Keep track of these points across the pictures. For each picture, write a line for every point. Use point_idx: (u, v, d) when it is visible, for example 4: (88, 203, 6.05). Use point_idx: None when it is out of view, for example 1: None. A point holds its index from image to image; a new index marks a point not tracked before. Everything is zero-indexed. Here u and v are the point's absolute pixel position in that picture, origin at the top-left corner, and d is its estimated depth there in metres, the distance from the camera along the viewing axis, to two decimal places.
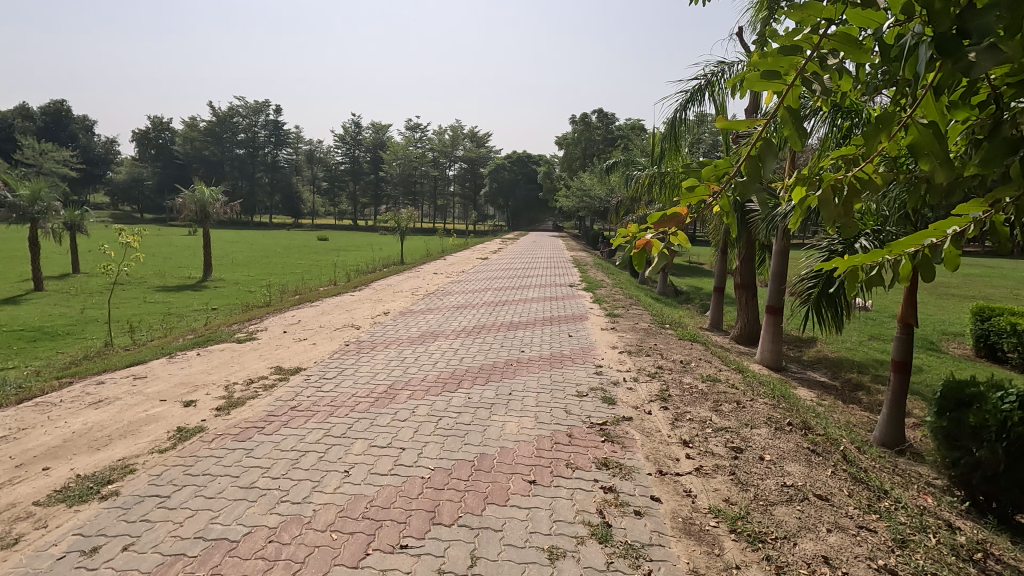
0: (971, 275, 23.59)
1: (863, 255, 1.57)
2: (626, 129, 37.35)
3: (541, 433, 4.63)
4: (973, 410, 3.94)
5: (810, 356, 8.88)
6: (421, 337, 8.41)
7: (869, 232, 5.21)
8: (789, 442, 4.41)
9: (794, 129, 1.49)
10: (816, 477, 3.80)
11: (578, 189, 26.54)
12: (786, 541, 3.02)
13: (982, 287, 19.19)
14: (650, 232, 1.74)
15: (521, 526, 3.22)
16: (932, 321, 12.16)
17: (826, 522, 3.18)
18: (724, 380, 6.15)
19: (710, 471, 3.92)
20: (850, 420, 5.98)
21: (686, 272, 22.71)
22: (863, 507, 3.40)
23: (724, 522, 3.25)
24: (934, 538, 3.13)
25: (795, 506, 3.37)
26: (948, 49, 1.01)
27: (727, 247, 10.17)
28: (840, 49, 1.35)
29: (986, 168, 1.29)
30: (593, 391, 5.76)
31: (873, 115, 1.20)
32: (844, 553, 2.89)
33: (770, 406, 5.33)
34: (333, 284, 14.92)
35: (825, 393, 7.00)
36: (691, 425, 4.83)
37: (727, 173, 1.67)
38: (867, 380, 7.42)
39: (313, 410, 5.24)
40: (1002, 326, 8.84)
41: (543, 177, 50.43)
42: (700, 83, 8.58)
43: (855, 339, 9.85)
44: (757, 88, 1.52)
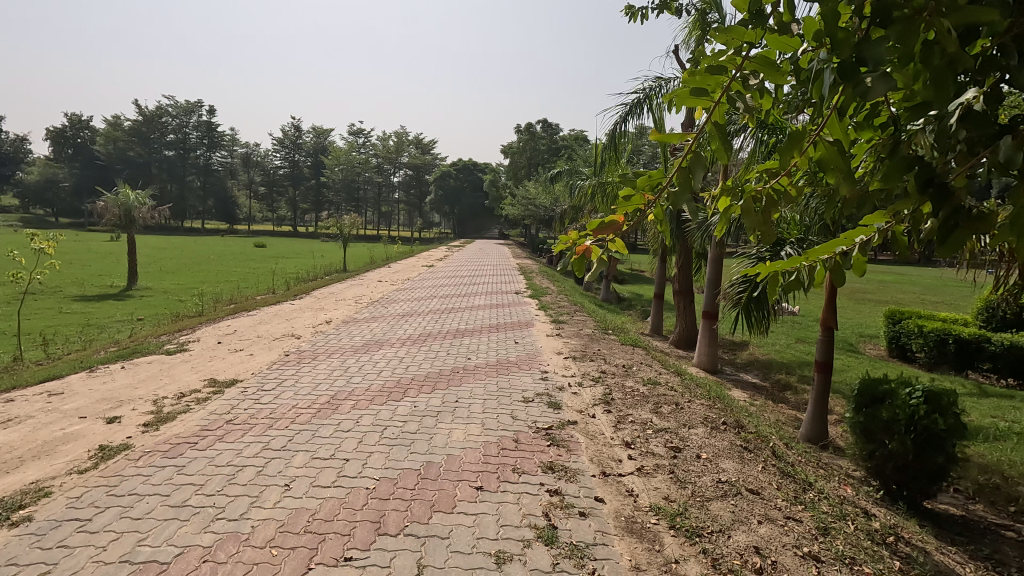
0: (881, 280, 25.64)
1: (783, 261, 1.68)
2: (569, 141, 38.09)
3: (488, 439, 4.64)
4: (886, 406, 4.27)
5: (743, 358, 9.35)
6: (365, 346, 8.22)
7: (793, 241, 5.58)
8: (723, 440, 4.63)
9: (721, 147, 1.60)
10: (748, 472, 4.00)
11: (524, 196, 26.82)
12: (721, 534, 3.16)
13: (894, 292, 20.88)
14: (589, 239, 1.83)
15: (468, 532, 3.22)
16: (851, 325, 13.02)
17: (757, 514, 3.36)
18: (664, 383, 6.37)
19: (650, 471, 4.05)
20: (779, 418, 6.32)
21: (628, 279, 23.34)
22: (791, 499, 3.61)
23: (664, 519, 3.36)
24: (852, 525, 3.38)
25: (729, 500, 3.55)
26: (849, 72, 1.13)
27: (666, 256, 10.53)
28: (759, 70, 1.48)
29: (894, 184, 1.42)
30: (538, 397, 5.82)
31: (788, 131, 1.29)
32: (773, 542, 3.06)
33: (707, 407, 5.57)
34: (272, 293, 14.33)
35: (757, 394, 7.39)
36: (633, 427, 4.96)
37: (661, 183, 1.77)
38: (794, 380, 7.89)
39: (251, 423, 5.03)
40: (911, 328, 9.63)
41: (487, 185, 50.43)
42: (639, 97, 8.94)
43: (784, 342, 10.43)
44: (687, 104, 1.64)
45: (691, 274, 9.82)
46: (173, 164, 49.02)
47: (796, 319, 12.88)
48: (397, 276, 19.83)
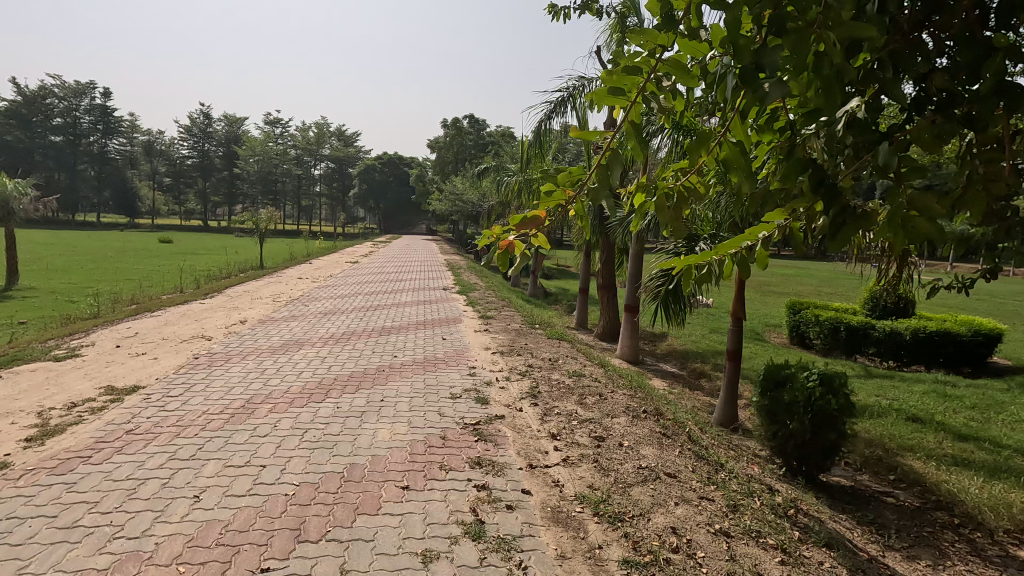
0: (784, 274, 27.77)
1: (695, 256, 1.78)
2: (496, 137, 38.21)
3: (414, 437, 4.57)
4: (787, 389, 4.63)
5: (662, 349, 9.81)
6: (284, 347, 7.84)
7: (706, 236, 5.90)
8: (643, 428, 4.83)
9: (637, 145, 1.67)
10: (666, 457, 4.20)
11: (451, 192, 26.62)
12: (641, 518, 3.31)
13: (794, 285, 22.68)
14: (512, 234, 1.85)
15: (394, 533, 3.16)
16: (758, 315, 14.01)
17: (674, 496, 3.55)
18: (588, 375, 6.56)
19: (575, 461, 4.16)
20: (695, 405, 6.69)
21: (554, 274, 23.79)
22: (704, 480, 3.84)
23: (588, 507, 3.46)
24: (758, 501, 3.64)
25: (649, 484, 3.71)
26: (749, 78, 1.21)
27: (590, 252, 10.83)
28: (673, 72, 1.56)
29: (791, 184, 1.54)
30: (466, 393, 5.80)
31: (695, 131, 1.36)
32: (689, 522, 3.24)
33: (628, 396, 5.79)
34: (179, 292, 13.31)
35: (675, 383, 7.77)
36: (558, 419, 5.07)
37: (581, 179, 1.81)
38: (708, 368, 8.37)
39: (155, 432, 4.65)
40: (809, 317, 10.50)
41: (413, 179, 49.57)
42: (563, 95, 9.11)
43: (699, 333, 11.04)
44: (605, 102, 1.69)
45: (614, 269, 10.15)
46: (60, 151, 44.31)
47: (709, 311, 13.68)
48: (318, 273, 19.06)
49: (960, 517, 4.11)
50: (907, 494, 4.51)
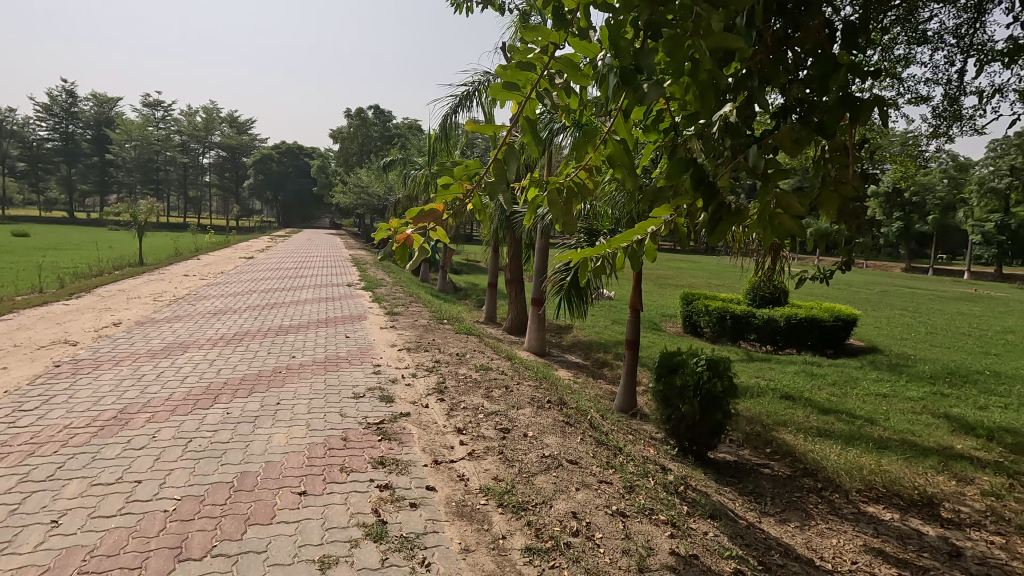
0: (679, 267, 29.72)
1: (591, 249, 1.87)
2: (402, 130, 37.37)
3: (313, 440, 4.37)
4: (679, 375, 4.96)
5: (568, 341, 10.13)
6: (166, 350, 7.17)
7: (605, 231, 6.15)
8: (547, 417, 4.96)
9: (532, 141, 1.70)
10: (568, 445, 4.35)
11: (355, 184, 25.68)
12: (543, 505, 3.40)
13: (688, 277, 24.35)
14: (410, 228, 1.83)
15: (289, 542, 3.01)
16: (655, 307, 14.88)
17: (575, 482, 3.68)
18: (495, 368, 6.62)
19: (480, 454, 4.18)
20: (597, 393, 6.98)
21: (464, 269, 23.76)
22: (603, 464, 4.02)
23: (492, 498, 3.50)
24: (652, 480, 3.88)
25: (551, 472, 3.82)
26: (629, 78, 1.27)
27: (498, 246, 10.93)
28: (564, 70, 1.60)
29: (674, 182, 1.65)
30: (370, 392, 5.64)
31: (581, 127, 1.41)
32: (588, 506, 3.38)
33: (534, 387, 5.92)
34: (36, 292, 11.73)
35: (580, 373, 8.06)
36: (465, 413, 5.07)
37: (478, 173, 1.82)
38: (610, 357, 8.77)
39: (3, 452, 4.07)
40: (700, 308, 11.32)
41: (315, 171, 47.25)
42: (468, 90, 9.08)
43: (602, 324, 11.53)
44: (500, 97, 1.71)
45: (521, 263, 10.32)
46: None
47: (611, 303, 14.32)
48: (208, 270, 17.64)
49: (823, 482, 4.63)
50: (780, 465, 5.01)
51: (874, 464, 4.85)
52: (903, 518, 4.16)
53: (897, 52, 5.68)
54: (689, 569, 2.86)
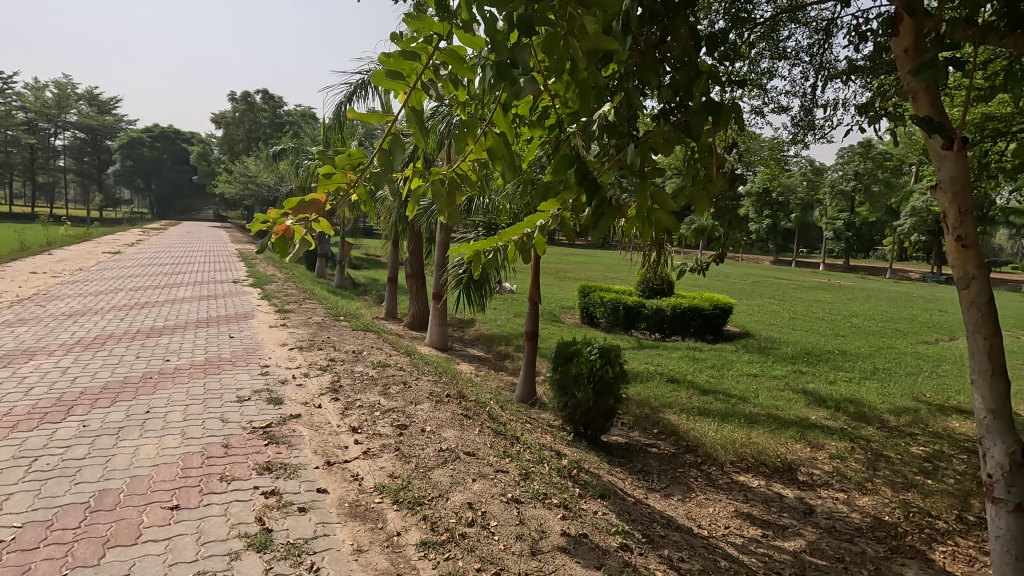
0: (577, 261, 30.88)
1: (492, 240, 1.99)
2: (294, 117, 35.27)
3: (189, 450, 4.02)
4: (574, 363, 5.17)
5: (470, 334, 10.17)
6: (6, 358, 6.23)
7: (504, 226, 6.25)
8: (446, 411, 4.95)
9: (418, 131, 1.68)
10: (466, 437, 4.37)
11: (241, 173, 23.87)
12: (440, 498, 3.39)
13: (586, 271, 25.37)
14: (289, 219, 1.74)
15: (158, 561, 2.75)
16: (555, 299, 15.36)
17: (472, 473, 3.72)
18: (393, 364, 6.48)
19: (376, 452, 4.08)
20: (498, 385, 7.09)
21: (364, 263, 22.99)
22: (500, 454, 4.10)
23: (388, 496, 3.43)
24: (547, 466, 4.02)
25: (449, 465, 3.83)
26: (504, 72, 1.29)
27: (398, 240, 10.71)
28: (449, 62, 1.60)
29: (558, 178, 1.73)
30: (257, 394, 5.29)
31: (460, 119, 1.42)
32: (484, 496, 3.43)
33: (432, 382, 5.88)
34: None
35: (481, 366, 8.13)
36: (360, 411, 4.92)
37: (362, 163, 1.76)
38: (511, 349, 8.93)
39: None
40: (596, 299, 11.85)
41: (195, 157, 43.29)
42: (363, 78, 8.77)
43: (504, 317, 11.71)
44: (384, 86, 1.66)
45: (422, 257, 10.20)
46: None
47: (513, 296, 14.56)
48: (62, 266, 15.55)
49: (702, 456, 5.06)
50: (666, 443, 5.39)
51: (744, 437, 5.37)
52: (767, 483, 4.66)
53: (762, 65, 6.29)
54: (579, 547, 3.01)
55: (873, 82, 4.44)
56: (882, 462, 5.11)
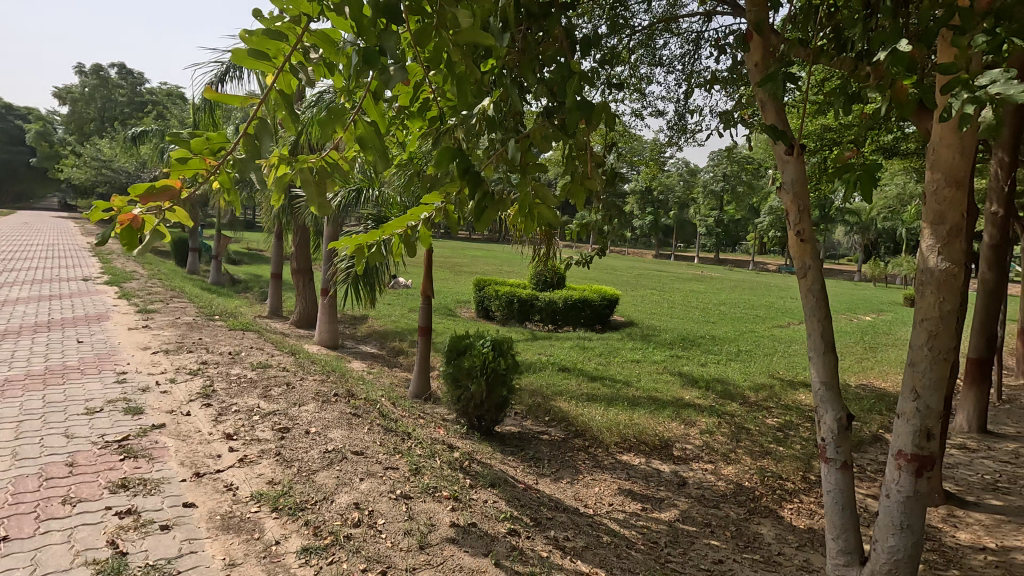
0: (473, 255, 30.96)
1: (369, 234, 1.98)
2: (158, 95, 31.73)
3: (22, 473, 3.50)
4: (467, 356, 5.20)
5: (362, 331, 9.84)
6: None
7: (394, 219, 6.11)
8: (333, 411, 4.74)
9: (287, 115, 1.62)
10: (354, 436, 4.23)
11: (92, 156, 21.04)
12: (324, 501, 3.26)
13: (482, 265, 25.58)
14: (138, 208, 1.58)
15: None
16: (451, 293, 15.32)
17: (359, 473, 3.61)
18: (275, 365, 6.09)
19: (254, 458, 3.81)
20: (392, 382, 6.94)
21: (244, 258, 21.31)
22: (390, 451, 4.02)
23: (265, 504, 3.22)
24: (438, 461, 4.02)
25: (334, 467, 3.68)
26: (371, 59, 1.29)
27: (282, 233, 10.08)
28: (320, 46, 1.54)
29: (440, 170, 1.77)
30: (112, 405, 4.72)
31: (329, 106, 1.39)
32: (372, 494, 3.35)
33: (319, 382, 5.61)
34: None
35: (374, 363, 7.91)
36: (237, 416, 4.56)
37: (224, 148, 1.64)
38: (406, 345, 8.78)
39: None
40: (491, 293, 11.99)
41: (32, 137, 37.44)
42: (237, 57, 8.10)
43: (399, 312, 11.46)
44: (248, 66, 1.56)
45: (308, 251, 9.69)
46: None
47: (407, 291, 14.29)
48: None
49: (589, 440, 5.34)
50: (556, 430, 5.61)
51: (627, 419, 5.74)
52: (646, 460, 5.02)
53: (640, 71, 6.70)
54: (468, 537, 3.05)
55: (733, 93, 4.91)
56: (743, 434, 5.71)
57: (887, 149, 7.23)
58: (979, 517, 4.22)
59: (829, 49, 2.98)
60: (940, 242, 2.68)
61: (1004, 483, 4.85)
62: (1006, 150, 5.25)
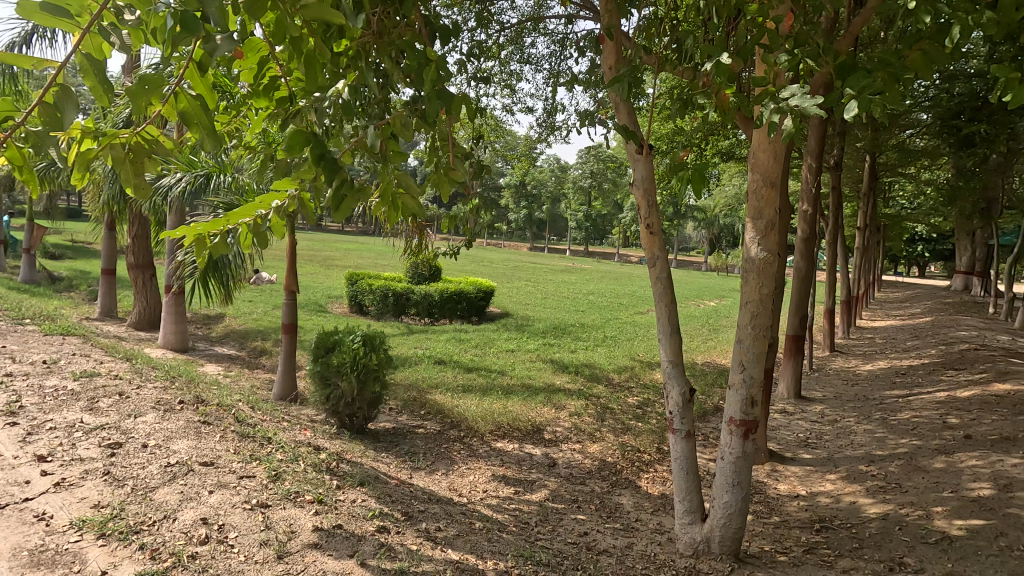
0: (346, 248, 29.52)
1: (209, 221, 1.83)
2: None
3: None
4: (335, 353, 4.98)
5: (218, 331, 8.96)
6: None
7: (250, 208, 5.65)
8: (178, 420, 4.26)
9: (97, 84, 1.44)
10: (203, 446, 3.84)
11: None
12: (163, 521, 2.93)
13: (356, 258, 24.54)
14: None
15: None
16: (322, 288, 14.51)
17: (208, 485, 3.30)
18: (105, 372, 5.32)
19: (75, 481, 3.26)
20: (253, 385, 6.41)
21: (66, 252, 18.28)
22: (246, 459, 3.72)
23: (89, 532, 2.78)
24: (301, 464, 3.82)
25: (178, 481, 3.32)
26: (191, 24, 1.24)
27: (115, 223, 8.86)
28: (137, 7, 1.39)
29: (294, 155, 1.73)
30: None
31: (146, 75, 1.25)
32: (222, 507, 3.07)
33: (161, 389, 5.00)
34: None
35: (232, 365, 7.26)
36: (52, 435, 3.85)
37: (14, 117, 1.41)
38: (269, 344, 8.17)
39: None
40: (364, 287, 11.56)
41: None
42: None
43: (261, 310, 10.61)
44: (43, 23, 1.36)
45: (149, 244, 8.62)
46: None
47: (271, 287, 13.29)
48: None
49: (464, 430, 5.39)
50: (432, 423, 5.58)
51: (501, 408, 5.89)
52: (519, 445, 5.18)
53: (510, 66, 6.84)
54: (332, 539, 2.93)
55: (594, 94, 5.21)
56: (607, 414, 6.14)
57: (724, 153, 8.14)
58: (793, 469, 4.96)
59: (670, 59, 3.28)
60: (760, 234, 3.07)
61: (812, 439, 5.75)
62: (813, 157, 6.14)
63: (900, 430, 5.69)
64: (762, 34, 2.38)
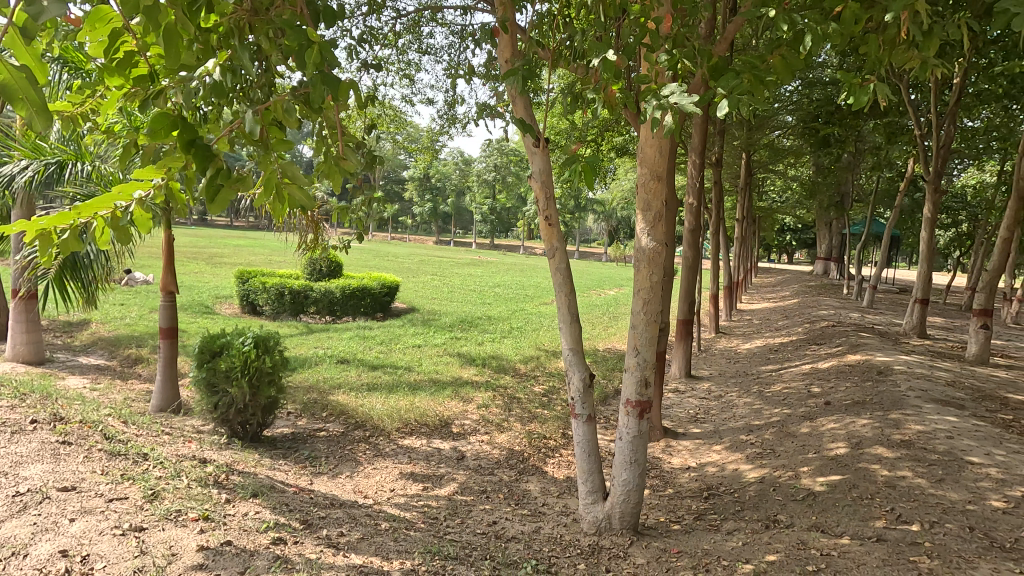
0: (236, 245, 27.30)
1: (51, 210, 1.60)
2: None
3: None
4: (223, 357, 4.61)
5: (82, 340, 7.96)
6: None
7: None
8: (29, 442, 3.72)
9: None
10: (62, 469, 3.39)
11: None
12: (11, 559, 2.55)
13: (246, 255, 22.78)
14: None
15: None
16: (207, 288, 13.34)
17: (69, 513, 2.92)
18: None
19: None
20: (126, 397, 5.77)
21: None
22: (116, 479, 3.35)
23: None
24: (184, 479, 3.52)
25: (29, 513, 2.90)
26: None
27: None
28: None
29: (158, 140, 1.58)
30: None
31: None
32: (88, 536, 2.74)
33: (7, 408, 4.35)
34: None
35: (100, 377, 6.49)
36: None
37: None
38: (145, 352, 7.39)
39: None
40: (257, 285, 10.79)
41: None
42: None
43: (134, 314, 9.56)
44: None
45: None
46: None
47: (147, 288, 12.04)
48: None
49: (370, 430, 5.23)
50: (334, 425, 5.35)
51: (408, 405, 5.77)
52: (427, 441, 5.12)
53: (408, 56, 6.67)
54: (219, 559, 2.72)
55: (493, 87, 5.21)
56: (514, 403, 6.24)
57: (618, 149, 8.54)
58: (685, 444, 5.34)
59: (564, 55, 3.38)
60: (649, 225, 3.25)
61: (701, 414, 6.22)
62: (697, 154, 6.56)
63: (774, 401, 6.32)
64: (644, 34, 2.50)
